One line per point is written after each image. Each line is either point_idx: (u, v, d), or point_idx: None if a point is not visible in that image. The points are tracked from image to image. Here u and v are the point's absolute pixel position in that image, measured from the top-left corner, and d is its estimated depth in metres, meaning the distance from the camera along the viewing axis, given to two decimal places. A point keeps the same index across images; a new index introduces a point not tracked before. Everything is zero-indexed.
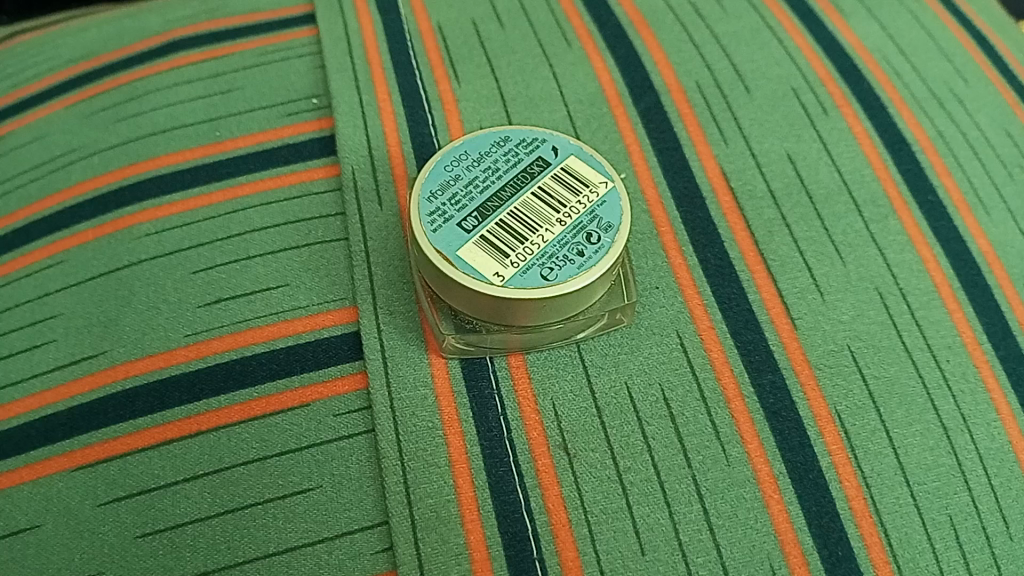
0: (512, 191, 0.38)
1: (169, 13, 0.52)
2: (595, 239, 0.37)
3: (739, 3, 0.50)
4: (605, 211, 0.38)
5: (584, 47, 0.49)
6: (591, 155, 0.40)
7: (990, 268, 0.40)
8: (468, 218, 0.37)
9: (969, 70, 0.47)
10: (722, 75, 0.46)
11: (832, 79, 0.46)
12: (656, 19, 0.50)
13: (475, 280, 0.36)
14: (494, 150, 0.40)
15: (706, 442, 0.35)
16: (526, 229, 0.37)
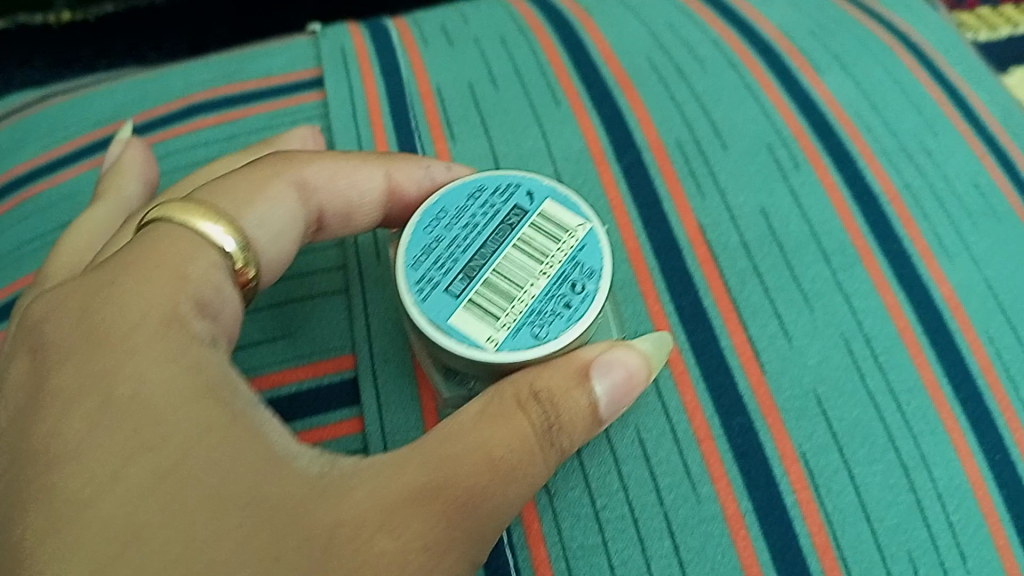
0: (493, 245, 0.38)
1: (192, 77, 0.55)
2: (581, 288, 0.37)
3: (718, 61, 0.51)
4: (587, 255, 0.38)
5: (571, 106, 0.50)
6: (566, 196, 0.40)
7: (954, 313, 0.41)
8: (455, 280, 0.37)
9: (938, 122, 0.48)
10: (700, 132, 0.48)
11: (804, 134, 0.47)
12: (642, 81, 0.51)
13: (469, 347, 0.36)
14: (470, 204, 0.40)
15: (678, 480, 0.37)
16: (512, 285, 0.37)
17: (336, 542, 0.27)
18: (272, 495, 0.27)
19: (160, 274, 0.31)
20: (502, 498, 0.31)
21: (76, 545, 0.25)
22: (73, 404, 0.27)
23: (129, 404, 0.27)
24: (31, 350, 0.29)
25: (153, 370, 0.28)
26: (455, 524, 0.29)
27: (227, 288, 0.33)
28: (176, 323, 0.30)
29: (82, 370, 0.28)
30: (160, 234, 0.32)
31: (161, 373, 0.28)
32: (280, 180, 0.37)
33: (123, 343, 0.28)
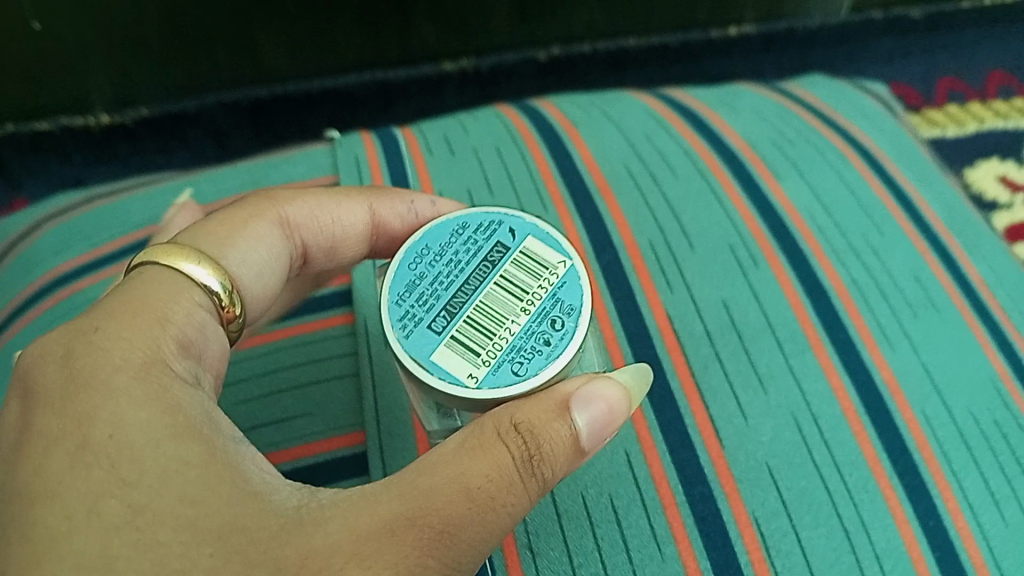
0: (474, 282, 0.39)
1: (220, 183, 0.57)
2: (560, 325, 0.37)
3: (688, 167, 0.53)
4: (566, 292, 0.38)
5: (556, 210, 0.51)
6: (547, 233, 0.40)
7: (893, 395, 0.43)
8: (437, 318, 0.38)
9: (886, 223, 0.51)
10: (672, 236, 0.50)
11: (762, 236, 0.49)
12: (619, 186, 0.52)
13: (450, 384, 0.36)
14: (453, 241, 0.40)
15: (644, 543, 0.38)
16: (493, 323, 0.37)
17: (307, 571, 0.28)
18: (248, 526, 0.28)
19: (143, 317, 0.32)
20: (479, 527, 0.31)
21: None
22: (54, 444, 0.28)
23: (108, 445, 0.28)
24: (19, 394, 0.30)
25: (133, 412, 0.29)
26: (429, 553, 0.30)
27: (211, 326, 0.34)
28: (158, 364, 0.31)
29: (64, 413, 0.29)
30: (150, 275, 0.34)
31: (140, 414, 0.29)
32: (262, 218, 0.39)
33: (104, 386, 0.29)
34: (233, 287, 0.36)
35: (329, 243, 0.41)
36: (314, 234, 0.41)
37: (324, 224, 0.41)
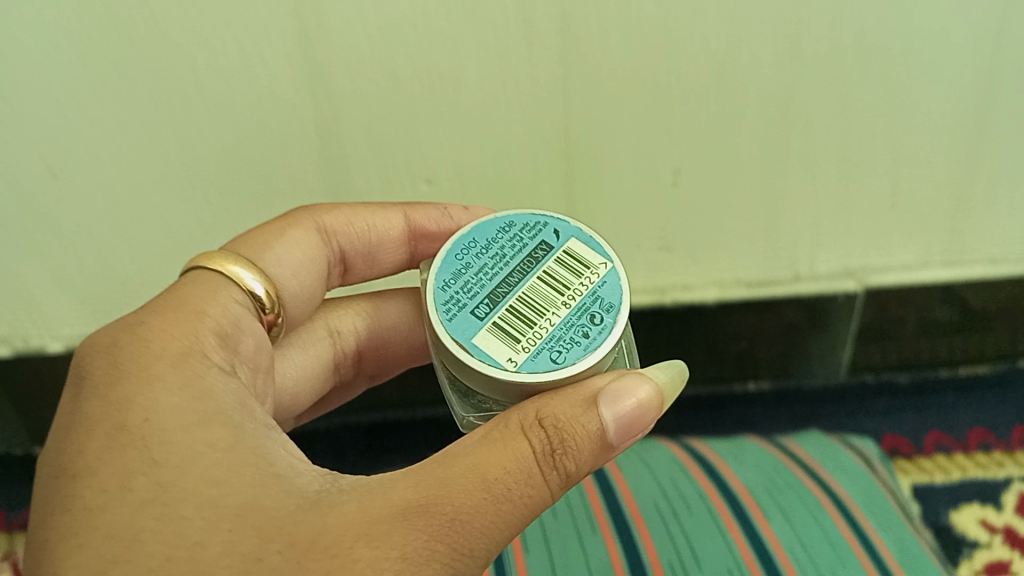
0: (518, 275, 0.39)
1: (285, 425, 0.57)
2: (599, 320, 0.38)
3: (699, 506, 0.55)
4: (607, 292, 0.39)
5: (603, 536, 0.53)
6: (591, 236, 0.41)
7: None
8: (480, 305, 0.38)
9: (851, 559, 0.51)
10: (686, 558, 0.51)
11: (754, 564, 0.50)
12: (652, 520, 0.54)
13: (490, 366, 0.36)
14: (499, 236, 0.41)
15: None
16: (534, 312, 0.38)
17: (318, 547, 0.29)
18: (266, 506, 0.30)
19: (181, 312, 0.34)
20: (493, 517, 0.32)
21: (80, 544, 0.28)
22: (96, 426, 0.30)
23: (142, 427, 0.30)
24: (69, 382, 0.33)
25: (165, 398, 0.31)
26: (438, 539, 0.31)
27: (247, 319, 0.37)
28: (192, 355, 0.33)
29: (105, 396, 0.31)
30: (197, 277, 0.37)
31: (172, 400, 0.31)
32: (300, 227, 0.41)
33: (142, 372, 0.32)
34: (272, 294, 0.39)
35: (368, 249, 0.44)
36: (351, 240, 0.43)
37: (362, 231, 0.43)
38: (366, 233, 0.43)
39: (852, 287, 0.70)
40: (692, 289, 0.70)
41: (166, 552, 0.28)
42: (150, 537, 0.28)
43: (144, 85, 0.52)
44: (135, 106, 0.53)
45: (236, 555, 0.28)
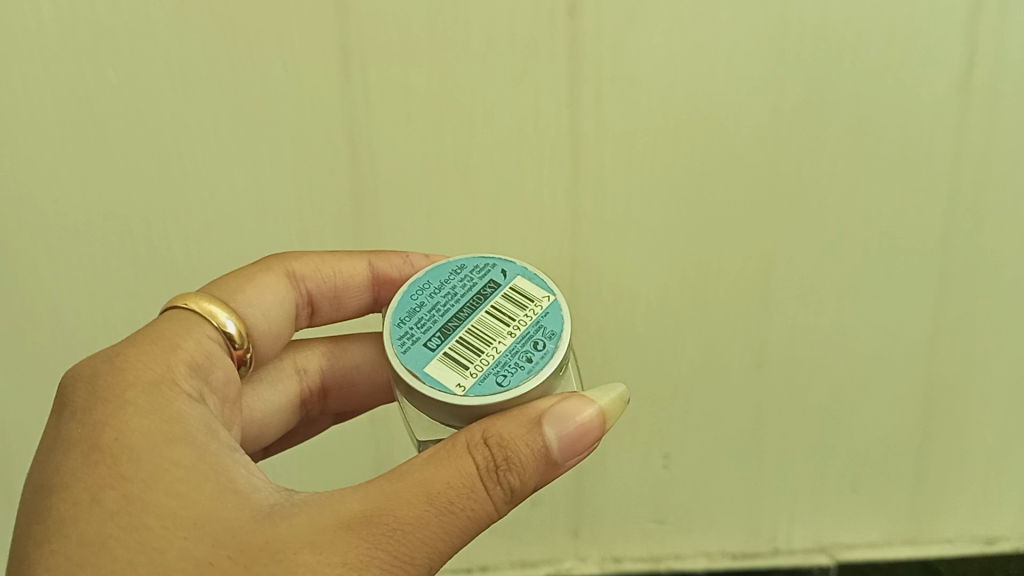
0: (467, 310, 0.43)
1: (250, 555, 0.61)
2: (541, 346, 0.41)
3: None
4: (549, 320, 0.42)
5: None
6: (535, 273, 0.44)
7: None
8: (432, 338, 0.42)
9: None
10: None
11: None
12: None
13: (440, 390, 0.39)
14: (452, 277, 0.45)
15: None
16: (481, 342, 0.41)
17: (267, 552, 0.32)
18: (223, 516, 0.33)
19: (156, 347, 0.38)
20: (434, 527, 0.35)
21: (53, 550, 0.31)
22: (74, 445, 0.34)
23: (113, 447, 0.34)
24: (53, 407, 0.37)
25: (135, 421, 0.35)
26: (379, 548, 0.34)
27: (218, 354, 0.40)
28: (163, 383, 0.36)
29: (84, 419, 0.35)
30: (172, 316, 0.40)
31: (143, 423, 0.35)
32: (269, 272, 0.45)
33: (117, 398, 0.35)
34: (243, 332, 0.42)
35: (336, 291, 0.48)
36: (318, 282, 0.47)
37: (330, 275, 0.47)
38: (332, 277, 0.47)
39: (826, 561, 0.79)
40: (683, 558, 0.79)
41: (130, 554, 0.31)
42: (115, 544, 0.31)
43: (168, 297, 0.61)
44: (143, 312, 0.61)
45: (193, 560, 0.32)
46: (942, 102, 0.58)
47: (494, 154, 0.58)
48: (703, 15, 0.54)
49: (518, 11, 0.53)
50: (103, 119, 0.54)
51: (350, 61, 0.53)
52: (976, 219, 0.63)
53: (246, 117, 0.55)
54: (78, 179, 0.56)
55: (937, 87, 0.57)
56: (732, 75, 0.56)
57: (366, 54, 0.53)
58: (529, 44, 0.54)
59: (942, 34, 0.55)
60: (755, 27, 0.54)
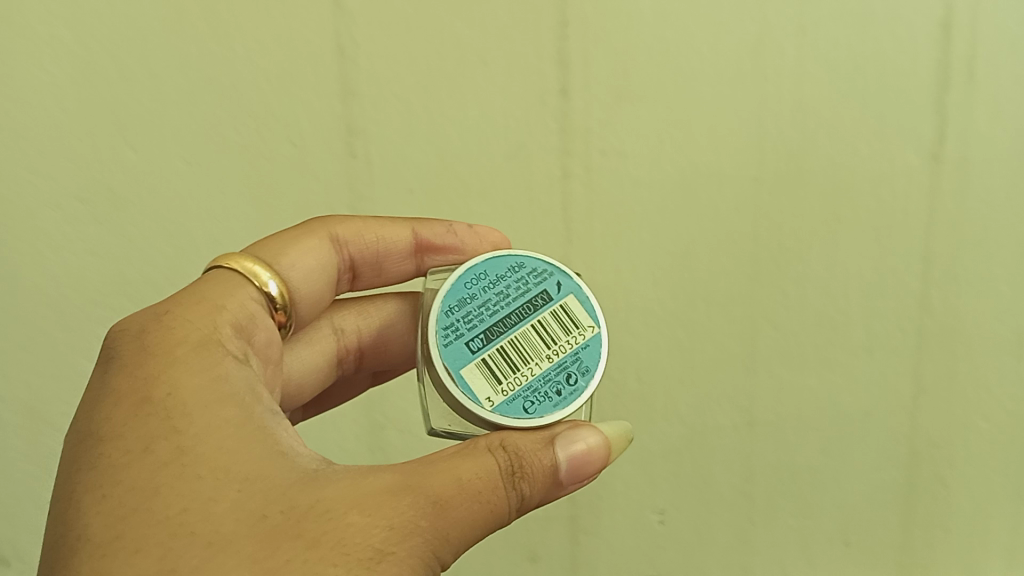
0: (516, 317, 0.43)
1: None
2: (574, 381, 0.41)
3: None
4: (589, 354, 0.43)
5: None
6: (588, 298, 0.45)
7: None
8: (475, 338, 0.42)
9: None
10: None
11: None
12: None
13: (469, 399, 0.40)
14: (508, 276, 0.45)
15: None
16: (519, 358, 0.42)
17: (316, 512, 0.32)
18: (270, 475, 0.33)
19: (203, 306, 0.40)
20: (466, 512, 0.34)
21: (104, 495, 0.32)
22: (124, 397, 0.35)
23: (166, 400, 0.34)
24: (100, 361, 0.38)
25: (185, 379, 0.35)
26: (422, 516, 0.33)
27: (259, 315, 0.43)
28: (209, 345, 0.38)
29: (133, 372, 0.36)
30: (222, 276, 0.43)
31: (193, 380, 0.35)
32: (314, 236, 0.48)
33: (166, 355, 0.36)
34: (284, 294, 0.45)
35: (378, 256, 0.51)
36: (361, 249, 0.51)
37: (371, 243, 0.51)
38: (374, 243, 0.51)
39: None
40: None
41: (185, 499, 0.32)
42: (168, 490, 0.32)
43: None
44: None
45: (245, 510, 0.32)
46: (916, 170, 0.68)
47: (494, 216, 0.70)
48: (686, 95, 0.66)
49: (511, 107, 0.67)
50: (208, 178, 0.67)
51: (354, 140, 0.67)
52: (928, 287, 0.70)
53: (304, 173, 0.67)
54: (164, 228, 0.68)
55: (909, 157, 0.67)
56: (721, 157, 0.68)
57: (368, 132, 0.67)
58: (524, 130, 0.67)
59: (906, 113, 0.67)
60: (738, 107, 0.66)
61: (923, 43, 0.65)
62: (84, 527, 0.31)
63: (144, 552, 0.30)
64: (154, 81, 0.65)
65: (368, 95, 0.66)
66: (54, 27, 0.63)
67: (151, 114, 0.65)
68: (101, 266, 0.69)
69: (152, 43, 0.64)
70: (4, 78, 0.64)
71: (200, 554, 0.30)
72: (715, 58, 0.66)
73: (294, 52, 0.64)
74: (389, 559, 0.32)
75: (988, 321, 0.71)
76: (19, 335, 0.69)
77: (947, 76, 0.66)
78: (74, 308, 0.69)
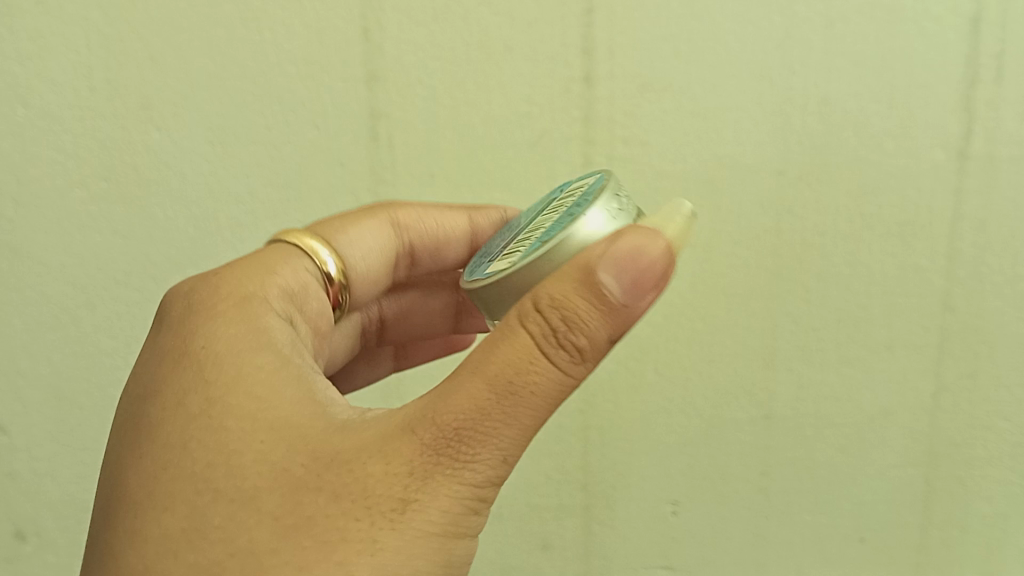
0: (522, 228, 0.47)
1: None
2: (584, 203, 0.43)
3: None
4: (593, 191, 0.44)
5: None
6: (582, 183, 0.48)
7: None
8: (493, 256, 0.46)
9: None
10: None
11: None
12: None
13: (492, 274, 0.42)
14: (518, 224, 0.50)
15: None
16: (531, 233, 0.44)
17: (336, 462, 0.33)
18: (293, 424, 0.35)
19: (259, 268, 0.46)
20: (499, 420, 0.33)
21: (143, 455, 0.36)
22: (167, 359, 0.39)
23: (199, 353, 0.39)
24: (157, 326, 0.43)
25: (222, 333, 0.39)
26: (444, 443, 0.33)
27: (315, 289, 0.49)
28: (261, 303, 0.43)
29: (179, 335, 0.40)
30: (286, 249, 0.50)
31: (228, 336, 0.39)
32: (374, 218, 0.55)
33: (206, 316, 0.41)
34: (341, 269, 0.52)
35: (438, 242, 0.58)
36: (416, 232, 0.57)
37: (422, 225, 0.57)
38: (431, 229, 0.57)
39: None
40: None
41: (211, 456, 0.34)
42: (196, 444, 0.35)
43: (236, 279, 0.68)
44: None
45: (265, 462, 0.34)
46: (942, 167, 0.67)
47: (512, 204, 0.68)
48: (713, 87, 0.65)
49: (535, 94, 0.65)
50: (229, 163, 0.65)
51: (378, 123, 0.65)
52: (952, 283, 0.69)
53: (323, 155, 0.66)
54: (189, 210, 0.66)
55: (936, 154, 0.67)
56: (748, 150, 0.67)
57: (392, 117, 0.65)
58: (548, 116, 0.66)
59: (933, 109, 0.66)
60: (764, 100, 0.66)
61: (954, 38, 0.65)
62: (124, 487, 0.35)
63: (172, 510, 0.33)
64: (182, 62, 0.63)
65: (394, 80, 0.65)
66: (85, 7, 0.62)
67: (179, 95, 0.64)
68: (124, 248, 0.67)
69: (180, 26, 0.62)
70: (34, 57, 0.63)
71: (222, 512, 0.33)
72: (744, 50, 0.65)
73: (320, 36, 0.63)
74: (416, 502, 0.32)
75: (1011, 322, 0.70)
76: (40, 317, 0.68)
77: (976, 73, 0.65)
78: (96, 289, 0.67)
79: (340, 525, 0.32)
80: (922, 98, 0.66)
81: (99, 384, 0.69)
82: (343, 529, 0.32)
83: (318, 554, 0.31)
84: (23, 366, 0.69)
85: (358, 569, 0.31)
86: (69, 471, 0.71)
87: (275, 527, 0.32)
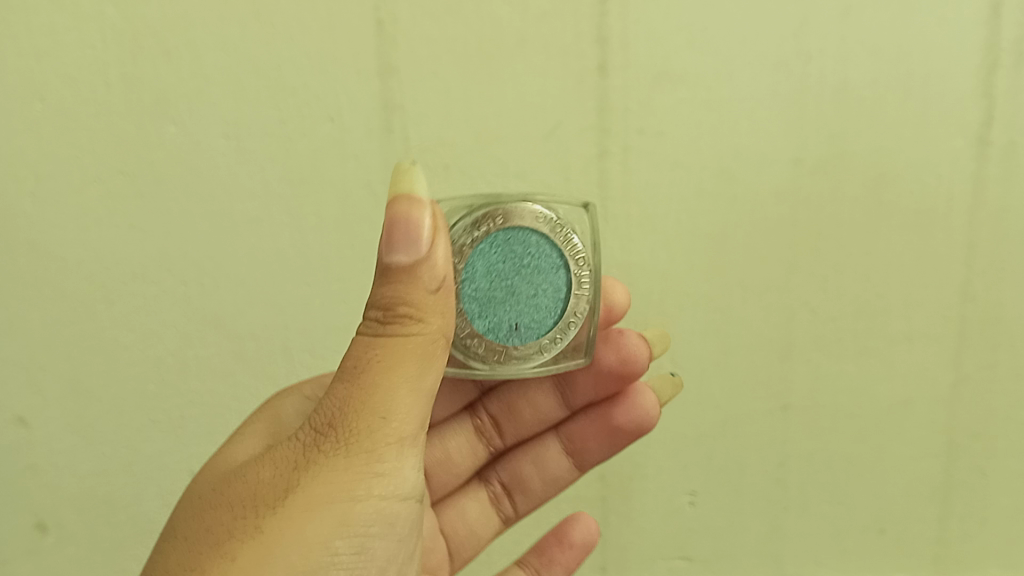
0: None
1: None
2: None
3: None
4: None
5: None
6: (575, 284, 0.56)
7: None
8: None
9: None
10: None
11: None
12: None
13: None
14: None
15: None
16: None
17: (258, 474, 0.40)
18: (244, 464, 0.43)
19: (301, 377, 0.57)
20: (359, 395, 0.39)
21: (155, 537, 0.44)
22: None
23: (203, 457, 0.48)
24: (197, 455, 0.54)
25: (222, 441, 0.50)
26: (326, 432, 0.39)
27: None
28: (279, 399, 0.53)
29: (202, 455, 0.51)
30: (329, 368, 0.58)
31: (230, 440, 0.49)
32: None
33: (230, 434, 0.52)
34: None
35: None
36: None
37: None
38: None
39: None
40: None
41: (181, 513, 0.42)
42: (180, 512, 0.43)
43: (250, 272, 0.68)
44: (219, 296, 0.68)
45: (213, 496, 0.41)
46: (961, 155, 0.67)
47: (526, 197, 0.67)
48: (729, 76, 0.65)
49: (549, 86, 0.65)
50: (244, 156, 0.65)
51: (392, 116, 0.65)
52: (971, 272, 0.69)
53: (336, 148, 0.66)
54: (204, 204, 0.66)
55: (955, 142, 0.66)
56: (763, 141, 0.66)
57: (406, 110, 0.65)
58: (563, 107, 0.65)
59: (952, 96, 0.65)
60: (780, 89, 0.65)
61: (972, 25, 0.64)
62: None
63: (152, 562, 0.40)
64: (196, 58, 0.63)
65: (407, 74, 0.64)
66: (101, 2, 0.62)
67: (194, 90, 0.64)
68: (141, 243, 0.67)
69: (195, 21, 0.63)
70: (50, 54, 0.63)
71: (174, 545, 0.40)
72: (759, 38, 0.64)
73: (334, 30, 0.63)
74: (315, 480, 0.38)
75: None
76: (58, 311, 0.68)
77: (997, 58, 0.65)
78: (113, 284, 0.68)
79: (257, 511, 0.38)
80: (941, 85, 0.65)
81: (117, 377, 0.70)
82: (250, 519, 0.38)
83: (239, 536, 0.37)
84: (42, 360, 0.69)
85: (274, 537, 0.37)
86: (91, 465, 0.71)
87: (208, 539, 0.38)
